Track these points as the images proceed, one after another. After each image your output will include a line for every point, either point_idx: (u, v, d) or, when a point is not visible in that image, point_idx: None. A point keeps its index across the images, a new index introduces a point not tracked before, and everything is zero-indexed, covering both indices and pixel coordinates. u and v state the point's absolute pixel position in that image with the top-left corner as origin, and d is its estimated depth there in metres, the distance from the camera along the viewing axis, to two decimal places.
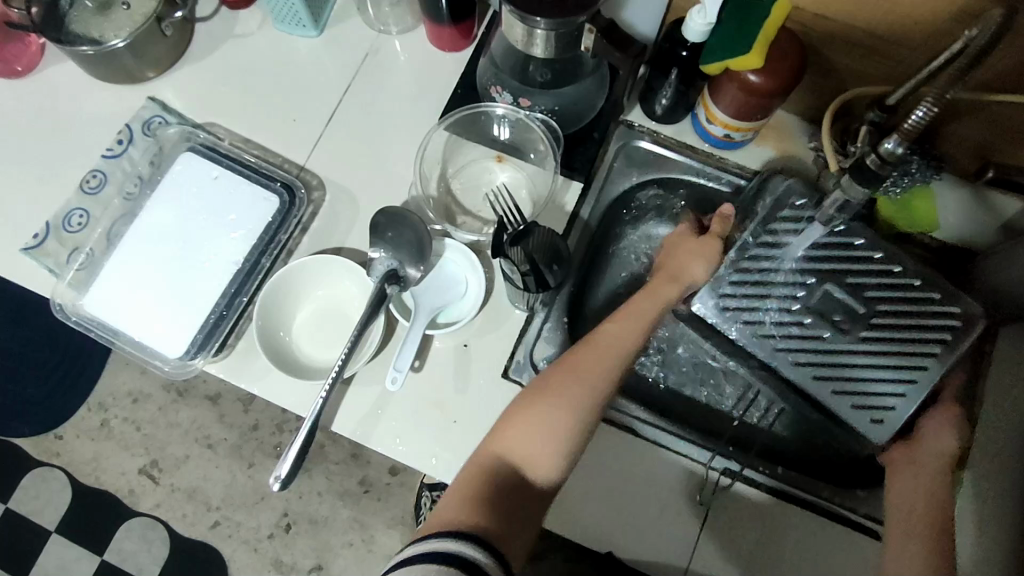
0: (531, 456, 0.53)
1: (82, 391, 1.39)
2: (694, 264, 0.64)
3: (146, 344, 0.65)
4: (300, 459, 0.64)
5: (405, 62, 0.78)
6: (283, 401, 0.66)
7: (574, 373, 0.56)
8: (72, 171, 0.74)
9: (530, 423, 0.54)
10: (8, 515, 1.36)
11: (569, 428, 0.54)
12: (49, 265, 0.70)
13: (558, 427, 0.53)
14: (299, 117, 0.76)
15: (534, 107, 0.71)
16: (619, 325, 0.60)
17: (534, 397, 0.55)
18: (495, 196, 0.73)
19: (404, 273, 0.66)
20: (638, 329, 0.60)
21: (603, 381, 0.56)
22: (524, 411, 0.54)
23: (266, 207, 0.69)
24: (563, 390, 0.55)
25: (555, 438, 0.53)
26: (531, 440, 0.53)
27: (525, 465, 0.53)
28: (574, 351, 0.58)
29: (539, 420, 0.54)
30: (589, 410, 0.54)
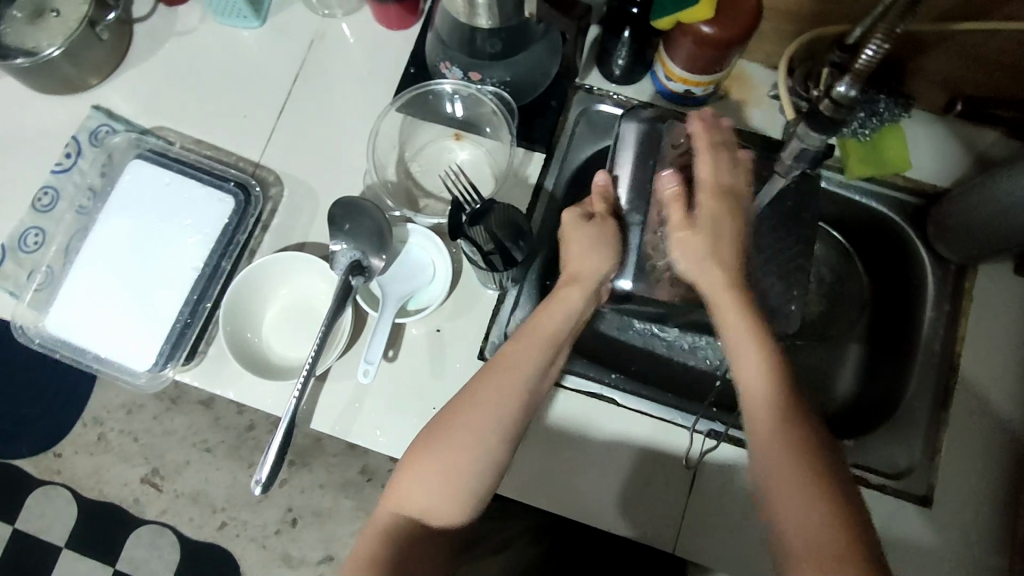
0: (428, 508, 0.55)
1: (76, 406, 1.39)
2: (589, 258, 0.60)
3: (114, 359, 0.64)
4: (280, 460, 0.63)
5: (353, 46, 0.76)
6: (259, 403, 0.65)
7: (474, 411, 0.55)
8: (21, 189, 0.72)
9: (424, 474, 0.55)
10: (16, 535, 1.37)
11: (465, 469, 0.54)
12: (8, 287, 0.69)
13: (458, 474, 0.54)
14: (249, 112, 0.74)
15: (485, 80, 0.69)
16: (522, 347, 0.57)
17: (428, 444, 0.55)
18: (456, 175, 0.71)
19: (367, 263, 0.64)
20: (541, 347, 0.58)
21: (502, 416, 0.55)
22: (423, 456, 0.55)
23: (223, 209, 0.68)
24: (453, 437, 0.55)
25: (454, 484, 0.54)
26: (429, 491, 0.55)
27: (424, 516, 0.55)
28: (475, 384, 0.57)
29: (431, 471, 0.55)
30: (483, 456, 0.55)
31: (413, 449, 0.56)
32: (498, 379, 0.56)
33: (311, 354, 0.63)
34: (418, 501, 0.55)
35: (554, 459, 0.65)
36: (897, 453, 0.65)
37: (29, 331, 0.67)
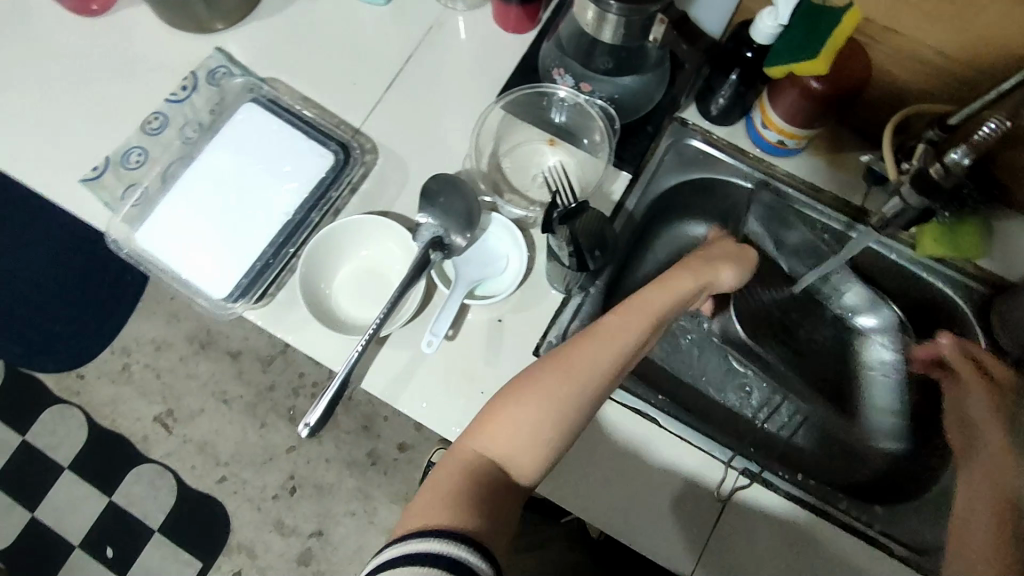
0: (510, 455, 0.52)
1: (107, 335, 1.44)
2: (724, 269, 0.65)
3: (191, 283, 0.67)
4: (330, 409, 0.66)
5: (468, 40, 0.79)
6: (318, 354, 0.67)
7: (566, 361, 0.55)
8: (133, 110, 0.76)
9: (514, 418, 0.52)
10: (24, 447, 1.39)
11: (550, 425, 0.52)
12: (105, 198, 0.73)
13: (552, 423, 0.52)
14: (359, 81, 0.78)
15: (595, 92, 0.72)
16: (626, 317, 0.58)
17: (520, 389, 0.53)
18: (545, 177, 0.74)
19: (449, 241, 0.66)
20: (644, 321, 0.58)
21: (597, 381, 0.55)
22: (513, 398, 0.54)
23: (321, 164, 0.70)
24: (546, 386, 0.53)
25: (544, 431, 0.52)
26: (517, 435, 0.52)
27: (504, 462, 0.52)
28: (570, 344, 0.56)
29: (519, 416, 0.52)
30: (577, 411, 0.53)
31: (500, 395, 0.54)
32: (603, 340, 0.56)
33: (378, 316, 0.65)
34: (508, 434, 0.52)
35: (590, 464, 0.67)
36: (924, 529, 0.66)
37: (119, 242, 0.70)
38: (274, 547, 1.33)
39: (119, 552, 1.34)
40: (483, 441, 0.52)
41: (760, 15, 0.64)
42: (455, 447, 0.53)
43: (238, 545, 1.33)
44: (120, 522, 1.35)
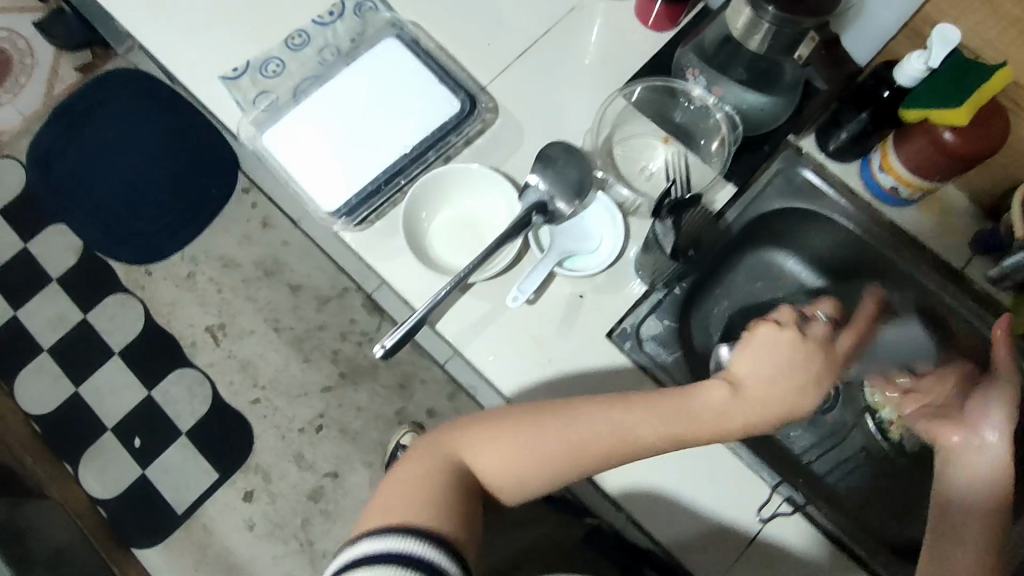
0: (479, 481, 0.59)
1: (182, 240, 1.51)
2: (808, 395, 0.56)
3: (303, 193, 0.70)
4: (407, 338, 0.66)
5: (606, 27, 0.81)
6: (403, 288, 0.69)
7: (554, 446, 0.57)
8: (279, 25, 0.79)
9: (495, 454, 0.58)
10: (83, 326, 1.45)
11: (517, 482, 0.59)
12: (238, 98, 0.76)
13: (520, 479, 0.58)
14: (494, 43, 0.79)
15: (723, 99, 0.72)
16: (651, 418, 0.57)
17: (518, 433, 0.58)
18: (653, 173, 0.75)
19: (553, 207, 0.68)
20: (668, 432, 0.56)
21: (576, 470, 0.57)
22: (496, 447, 0.59)
23: (444, 110, 0.72)
24: (531, 445, 0.57)
25: (510, 482, 0.59)
26: (490, 474, 0.59)
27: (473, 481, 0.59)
28: (580, 416, 0.57)
29: (499, 455, 0.58)
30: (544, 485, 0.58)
31: (498, 423, 0.59)
32: (601, 425, 0.57)
33: (470, 263, 0.67)
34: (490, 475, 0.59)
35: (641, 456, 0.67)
36: None
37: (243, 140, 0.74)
38: (289, 477, 1.36)
39: (145, 445, 1.38)
40: (467, 459, 0.59)
41: (909, 57, 0.63)
42: (440, 445, 0.60)
43: (256, 467, 1.37)
44: (153, 417, 1.40)
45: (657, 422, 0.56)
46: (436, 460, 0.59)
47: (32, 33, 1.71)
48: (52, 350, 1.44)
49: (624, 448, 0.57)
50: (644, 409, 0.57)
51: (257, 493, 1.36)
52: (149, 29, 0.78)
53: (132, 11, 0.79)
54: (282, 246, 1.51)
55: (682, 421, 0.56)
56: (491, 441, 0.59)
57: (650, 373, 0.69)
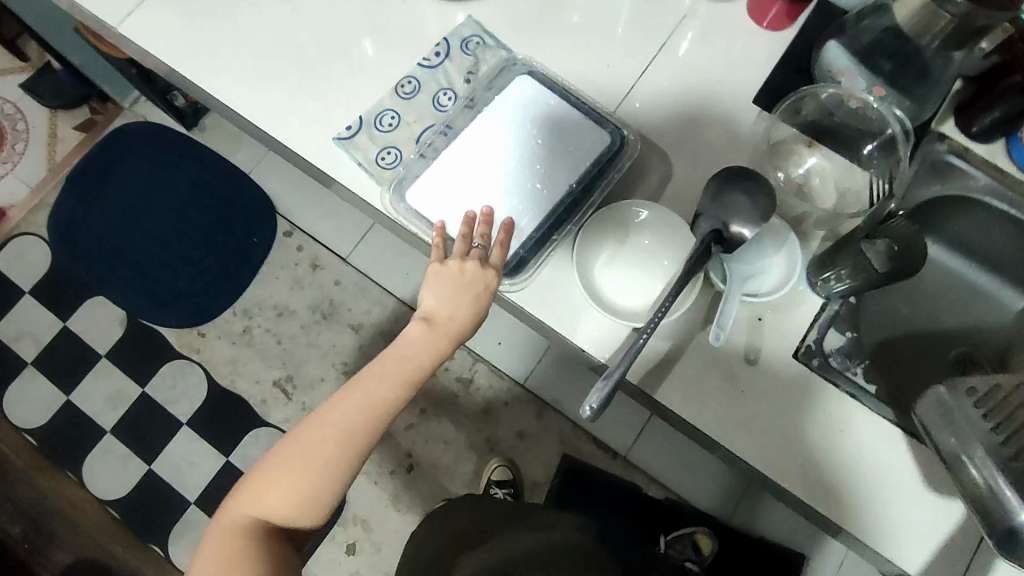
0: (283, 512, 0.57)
1: (231, 295, 1.44)
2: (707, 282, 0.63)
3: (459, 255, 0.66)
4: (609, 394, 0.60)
5: (723, 30, 0.77)
6: (579, 338, 0.67)
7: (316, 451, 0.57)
8: (386, 73, 0.75)
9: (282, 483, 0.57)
10: (144, 399, 1.39)
11: (324, 491, 0.57)
12: (360, 159, 0.72)
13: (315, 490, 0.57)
14: (611, 64, 0.76)
15: (886, 97, 0.70)
16: (346, 399, 0.58)
17: (290, 448, 0.57)
18: (802, 181, 0.72)
19: (730, 233, 0.63)
20: (360, 399, 0.58)
21: (340, 442, 0.57)
22: (260, 489, 0.57)
23: (594, 146, 0.68)
24: (312, 448, 0.57)
25: (316, 498, 0.57)
26: (278, 500, 0.57)
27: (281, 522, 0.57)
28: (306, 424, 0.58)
29: (299, 478, 0.57)
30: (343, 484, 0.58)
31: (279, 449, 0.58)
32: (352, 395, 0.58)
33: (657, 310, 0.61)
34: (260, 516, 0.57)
35: (849, 472, 0.65)
36: None
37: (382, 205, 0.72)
38: (389, 522, 1.33)
39: None
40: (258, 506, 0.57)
41: None
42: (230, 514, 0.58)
43: (354, 517, 1.33)
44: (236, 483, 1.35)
45: (357, 395, 0.58)
46: (242, 522, 0.57)
47: (19, 95, 1.59)
48: (116, 430, 1.38)
49: (349, 436, 0.57)
50: (385, 360, 0.59)
51: (360, 544, 1.32)
52: (256, 104, 0.75)
53: (234, 90, 0.76)
54: (335, 286, 1.44)
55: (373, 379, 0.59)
56: (266, 481, 0.57)
57: (844, 386, 0.67)
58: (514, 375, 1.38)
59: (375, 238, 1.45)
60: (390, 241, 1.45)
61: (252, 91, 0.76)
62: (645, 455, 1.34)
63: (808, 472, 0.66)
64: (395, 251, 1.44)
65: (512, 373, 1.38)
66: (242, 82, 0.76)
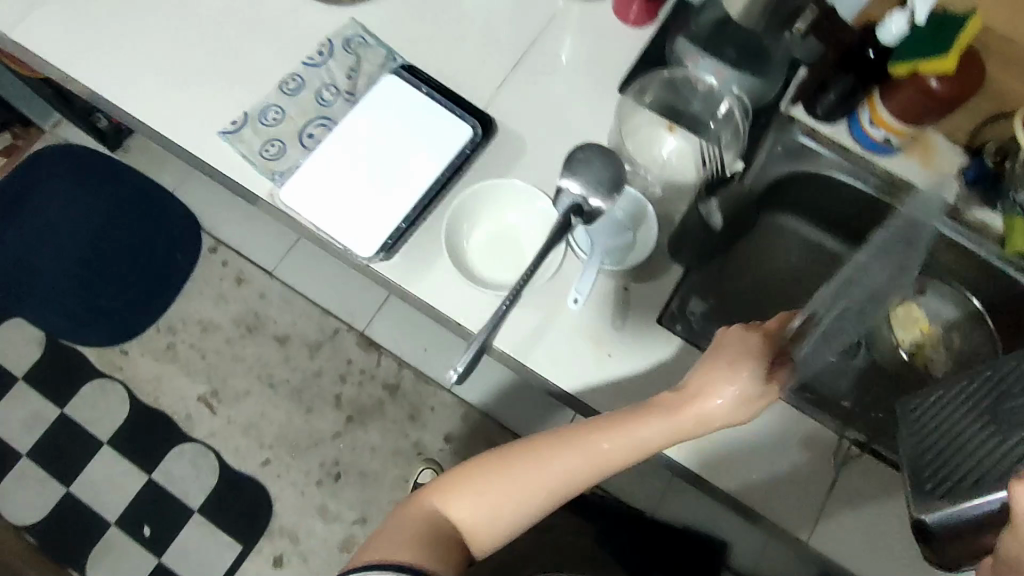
0: (475, 529, 0.59)
1: (153, 312, 1.43)
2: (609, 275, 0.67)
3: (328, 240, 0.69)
4: (476, 358, 0.64)
5: (590, 28, 0.83)
6: (450, 310, 0.70)
7: (514, 486, 0.57)
8: (271, 71, 0.79)
9: (469, 494, 0.58)
10: (63, 420, 1.37)
11: (512, 514, 0.58)
12: (243, 151, 0.75)
13: (497, 510, 0.58)
14: (488, 59, 0.81)
15: (728, 81, 0.75)
16: (585, 440, 0.57)
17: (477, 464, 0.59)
18: (664, 161, 0.77)
19: (588, 207, 0.68)
20: (630, 446, 0.57)
21: (557, 485, 0.57)
22: (455, 487, 0.59)
23: (457, 138, 0.72)
24: (509, 470, 0.58)
25: (502, 517, 0.58)
26: (469, 505, 0.58)
27: (469, 535, 0.59)
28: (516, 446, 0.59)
29: (475, 490, 0.58)
30: (531, 514, 0.59)
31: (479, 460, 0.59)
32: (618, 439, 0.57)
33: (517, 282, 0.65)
34: (466, 517, 0.58)
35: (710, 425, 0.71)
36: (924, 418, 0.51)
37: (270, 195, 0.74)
38: (316, 532, 1.32)
39: (156, 532, 1.31)
40: (442, 506, 0.59)
41: (887, 19, 0.70)
42: (412, 503, 0.60)
43: (280, 529, 1.32)
44: (158, 501, 1.33)
45: (623, 435, 0.57)
46: (425, 513, 0.59)
47: None
48: (34, 452, 1.35)
49: (566, 481, 0.57)
50: (673, 420, 0.57)
51: (288, 556, 1.31)
52: (142, 102, 0.77)
53: (121, 88, 0.78)
54: (261, 299, 1.45)
55: (638, 429, 0.57)
56: (459, 478, 0.59)
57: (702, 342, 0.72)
58: (441, 380, 1.41)
59: (300, 251, 1.47)
60: (314, 253, 1.46)
61: (140, 90, 0.78)
62: None
63: None
64: (320, 263, 1.46)
65: (438, 378, 1.41)
66: (130, 81, 0.78)
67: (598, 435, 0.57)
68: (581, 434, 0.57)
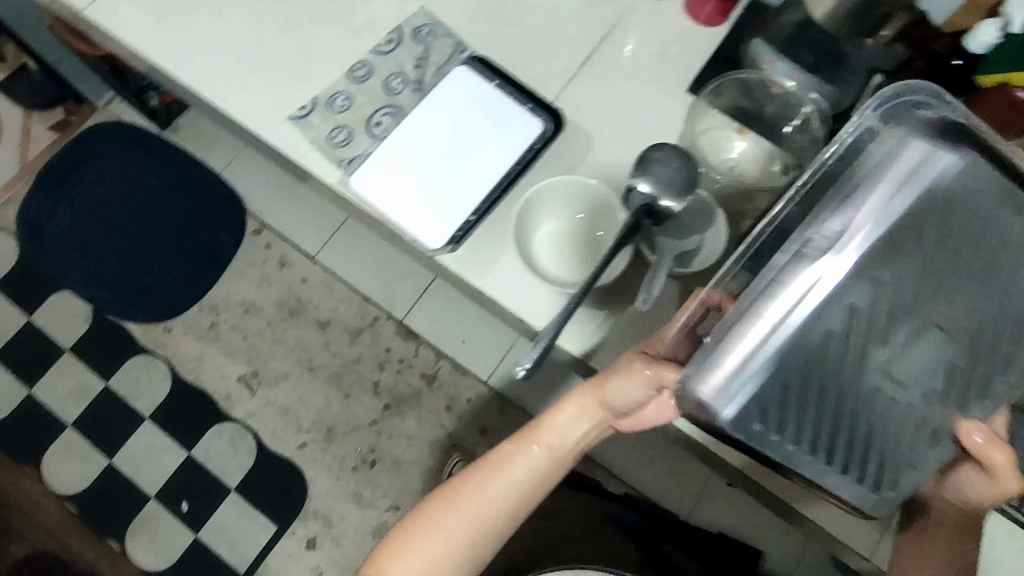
0: None
1: (197, 292, 1.45)
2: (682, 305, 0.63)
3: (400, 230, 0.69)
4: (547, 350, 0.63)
5: (662, 26, 0.81)
6: (512, 304, 0.69)
7: (432, 542, 0.62)
8: (340, 57, 0.78)
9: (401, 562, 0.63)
10: (108, 393, 1.39)
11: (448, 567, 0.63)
12: (312, 136, 0.75)
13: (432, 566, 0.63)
14: (558, 55, 0.80)
15: (806, 84, 0.73)
16: (476, 481, 0.63)
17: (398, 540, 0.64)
18: (732, 163, 0.75)
19: (659, 207, 0.67)
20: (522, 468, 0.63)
21: (470, 527, 0.63)
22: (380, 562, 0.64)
23: (530, 133, 0.71)
24: (423, 532, 0.63)
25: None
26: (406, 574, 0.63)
27: None
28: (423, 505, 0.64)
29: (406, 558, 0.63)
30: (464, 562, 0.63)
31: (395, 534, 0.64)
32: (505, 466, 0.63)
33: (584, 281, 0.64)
34: None
35: None
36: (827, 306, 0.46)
37: (337, 182, 0.74)
38: (350, 516, 1.33)
39: (194, 508, 1.33)
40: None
41: (977, 27, 0.64)
42: None
43: (314, 512, 1.33)
44: (197, 478, 1.35)
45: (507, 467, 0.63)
46: None
47: None
48: (78, 424, 1.37)
49: (479, 523, 0.63)
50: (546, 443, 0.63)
51: (321, 539, 1.32)
52: (212, 84, 0.78)
53: (193, 70, 0.79)
54: (303, 283, 1.46)
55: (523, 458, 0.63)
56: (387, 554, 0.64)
57: None
58: (479, 372, 1.41)
59: (343, 236, 1.47)
60: (357, 240, 1.47)
61: (211, 72, 0.78)
62: (605, 452, 1.36)
63: None
64: (363, 250, 1.46)
65: (476, 370, 1.41)
66: (201, 63, 0.79)
67: (486, 473, 0.63)
68: (476, 473, 0.63)
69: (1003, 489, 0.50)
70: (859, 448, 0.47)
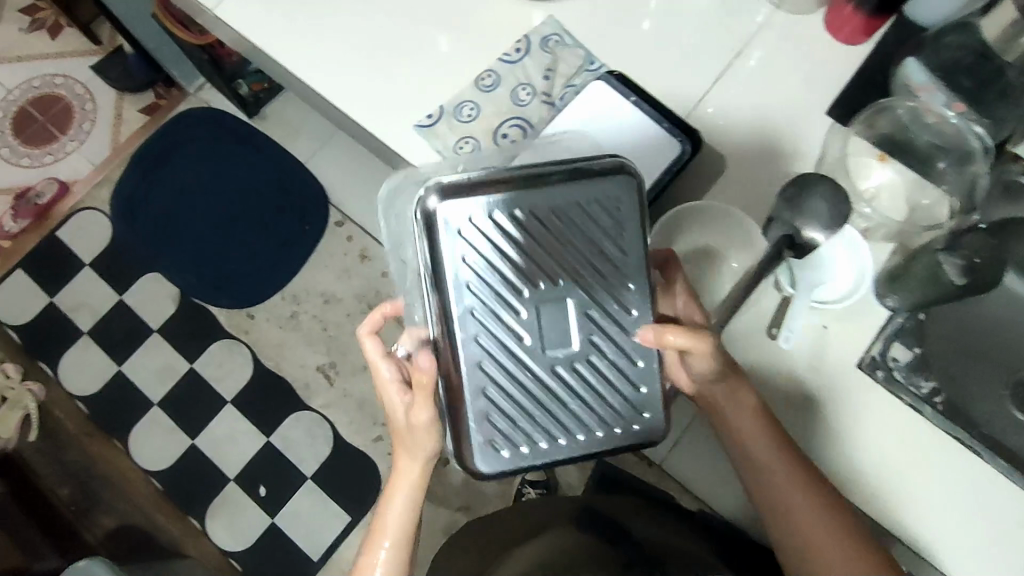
0: None
1: (280, 280, 1.47)
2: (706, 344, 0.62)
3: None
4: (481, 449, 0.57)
5: (802, 41, 0.77)
6: None
7: None
8: (468, 65, 0.78)
9: None
10: (192, 375, 1.43)
11: None
12: (439, 146, 0.76)
13: None
14: (689, 70, 0.77)
15: (967, 113, 0.69)
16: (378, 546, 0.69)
17: None
18: (872, 194, 0.72)
19: (802, 241, 0.64)
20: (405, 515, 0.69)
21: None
22: None
23: (667, 159, 0.71)
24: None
25: None
26: None
27: None
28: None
29: None
30: None
31: None
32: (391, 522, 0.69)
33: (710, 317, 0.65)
34: None
35: (911, 484, 0.66)
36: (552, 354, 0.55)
37: None
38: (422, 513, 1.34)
39: (271, 493, 1.36)
40: None
41: None
42: None
43: None
44: (275, 464, 1.38)
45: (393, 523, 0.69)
46: None
47: (89, 77, 1.66)
48: (164, 403, 1.42)
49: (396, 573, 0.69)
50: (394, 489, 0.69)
51: None
52: (340, 90, 0.79)
53: (321, 75, 0.79)
54: (382, 277, 1.47)
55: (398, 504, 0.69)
56: None
57: (902, 398, 0.67)
58: None
59: None
60: None
61: (339, 78, 0.79)
62: None
63: (860, 476, 0.67)
64: None
65: None
66: (329, 68, 0.79)
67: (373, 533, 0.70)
68: (375, 534, 0.69)
69: (736, 388, 0.65)
70: (568, 406, 0.56)
